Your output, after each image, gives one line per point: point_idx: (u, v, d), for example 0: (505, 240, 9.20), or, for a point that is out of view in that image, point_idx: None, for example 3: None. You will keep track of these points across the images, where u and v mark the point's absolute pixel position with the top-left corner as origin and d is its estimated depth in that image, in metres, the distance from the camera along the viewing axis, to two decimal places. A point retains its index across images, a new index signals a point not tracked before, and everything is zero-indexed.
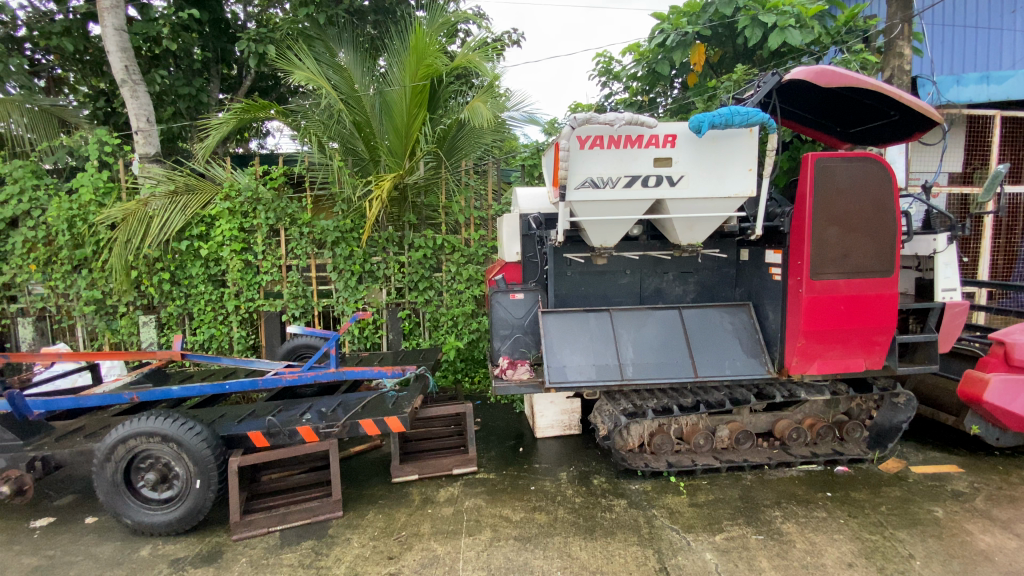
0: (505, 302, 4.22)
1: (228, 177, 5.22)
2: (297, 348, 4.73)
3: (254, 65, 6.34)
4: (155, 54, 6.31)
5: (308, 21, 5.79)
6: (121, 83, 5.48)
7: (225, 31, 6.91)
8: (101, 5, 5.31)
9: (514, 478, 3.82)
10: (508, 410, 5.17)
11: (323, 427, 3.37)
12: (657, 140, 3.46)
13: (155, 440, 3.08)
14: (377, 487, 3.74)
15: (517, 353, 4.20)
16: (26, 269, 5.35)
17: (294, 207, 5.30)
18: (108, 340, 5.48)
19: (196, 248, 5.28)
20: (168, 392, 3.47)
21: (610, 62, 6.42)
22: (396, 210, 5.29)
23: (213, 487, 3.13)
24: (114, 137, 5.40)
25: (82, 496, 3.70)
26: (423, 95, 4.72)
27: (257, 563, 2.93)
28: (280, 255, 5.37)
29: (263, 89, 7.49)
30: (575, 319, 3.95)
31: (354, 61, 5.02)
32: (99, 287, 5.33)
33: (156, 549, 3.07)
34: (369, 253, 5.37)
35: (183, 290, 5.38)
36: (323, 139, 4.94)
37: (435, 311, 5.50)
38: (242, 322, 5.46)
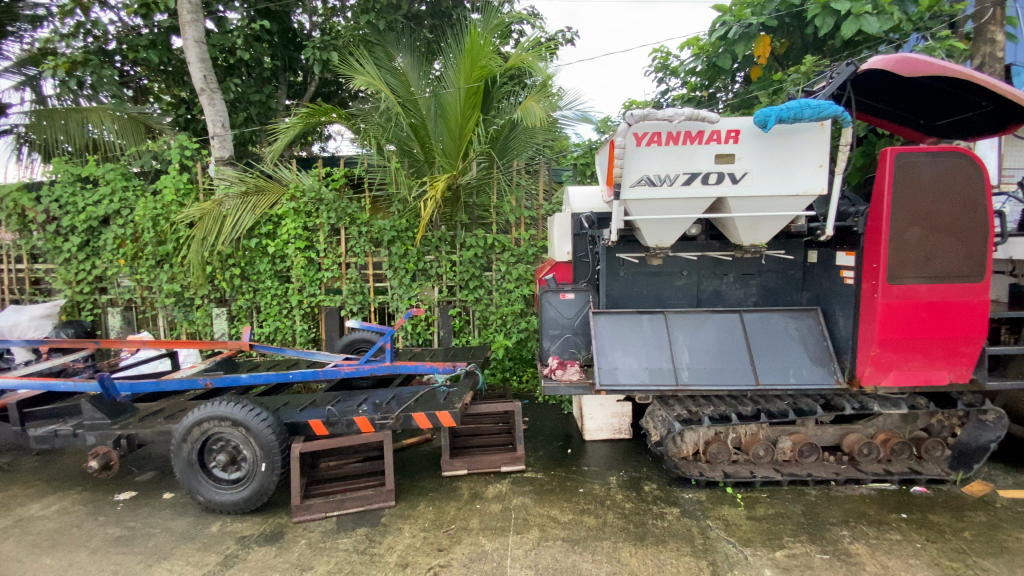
0: (555, 301, 4.19)
1: (294, 178, 5.50)
2: (354, 342, 4.95)
3: (319, 71, 6.66)
4: (230, 65, 6.76)
5: (369, 27, 6.06)
6: (200, 92, 5.90)
7: (293, 40, 7.29)
8: (184, 20, 5.74)
9: (562, 479, 3.79)
10: (556, 411, 5.13)
11: (378, 418, 3.48)
12: (718, 136, 3.33)
13: (226, 424, 3.28)
14: (427, 480, 3.81)
15: (567, 353, 4.14)
16: (116, 263, 5.86)
17: (353, 207, 5.51)
18: (185, 330, 5.90)
19: (264, 245, 5.60)
20: (237, 380, 3.69)
21: (667, 57, 6.23)
22: (449, 210, 5.38)
23: (276, 471, 3.30)
24: (193, 141, 5.84)
25: (160, 474, 4.01)
26: (477, 96, 4.79)
27: (316, 546, 3.06)
28: (340, 254, 5.60)
29: (325, 95, 7.84)
30: (628, 320, 3.87)
31: (411, 65, 5.15)
32: (178, 281, 5.76)
33: (225, 526, 3.27)
34: (423, 252, 5.51)
35: (251, 285, 5.70)
36: (381, 141, 5.09)
37: (484, 309, 5.55)
38: (304, 316, 5.72)
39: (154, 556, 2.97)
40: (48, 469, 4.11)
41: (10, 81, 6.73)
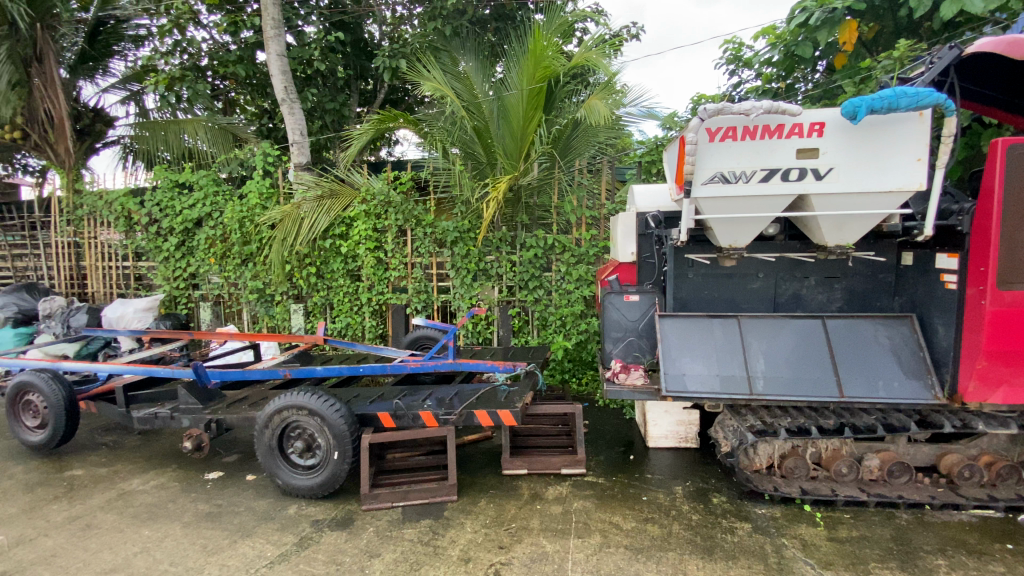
0: (618, 303, 4.10)
1: (365, 182, 5.76)
2: (419, 338, 5.12)
3: (388, 79, 6.93)
4: (308, 75, 7.19)
5: (435, 34, 6.25)
6: (281, 102, 6.31)
7: (364, 49, 7.64)
8: (268, 35, 6.17)
9: (624, 486, 3.70)
10: (617, 415, 5.02)
11: (442, 413, 3.57)
12: (800, 129, 3.15)
13: (304, 412, 3.49)
14: (488, 477, 3.85)
15: (631, 356, 4.04)
16: (207, 262, 6.40)
17: (419, 209, 5.70)
18: (267, 324, 6.34)
19: (337, 246, 5.91)
20: (313, 371, 3.92)
21: (739, 48, 5.94)
22: (510, 211, 5.41)
23: (348, 460, 3.46)
24: (275, 149, 6.26)
25: (244, 456, 4.32)
26: (540, 97, 4.79)
27: (383, 534, 3.18)
28: (406, 254, 5.81)
29: (393, 101, 8.16)
30: (697, 325, 3.72)
31: (475, 69, 5.24)
32: (260, 278, 6.20)
33: (300, 509, 3.48)
34: (484, 253, 5.58)
35: (325, 283, 6.03)
36: (446, 144, 5.21)
37: (544, 309, 5.53)
38: (373, 313, 5.98)
39: (238, 533, 3.20)
40: (148, 448, 4.54)
41: (117, 97, 7.55)
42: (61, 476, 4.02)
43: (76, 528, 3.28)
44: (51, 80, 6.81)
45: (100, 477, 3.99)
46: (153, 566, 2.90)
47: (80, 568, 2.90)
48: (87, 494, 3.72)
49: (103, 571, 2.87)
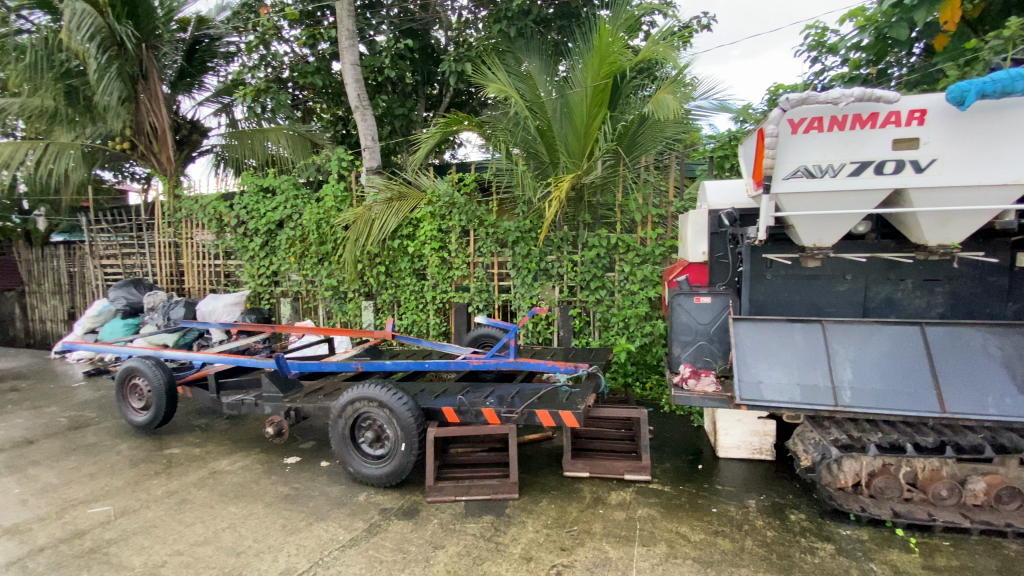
0: (688, 305, 3.86)
1: (431, 185, 5.95)
2: (480, 337, 5.20)
3: (454, 82, 7.10)
4: (379, 83, 7.51)
5: (500, 36, 6.33)
6: (354, 110, 6.63)
7: (431, 55, 7.86)
8: (343, 46, 6.49)
9: (692, 496, 3.55)
10: (683, 422, 4.83)
11: (504, 411, 3.60)
12: (897, 118, 2.89)
13: (374, 404, 3.64)
14: (549, 478, 3.84)
15: (700, 362, 3.83)
16: (287, 261, 6.85)
17: (482, 210, 5.79)
18: (339, 319, 6.70)
19: (404, 246, 6.13)
20: (383, 366, 4.10)
21: (823, 33, 5.53)
22: (572, 210, 5.36)
23: (414, 452, 3.58)
24: (349, 155, 6.61)
25: (318, 444, 4.58)
26: (604, 93, 4.71)
27: (447, 526, 3.25)
28: (469, 254, 5.91)
29: (458, 104, 8.34)
30: (775, 329, 3.49)
31: (539, 68, 5.26)
32: (334, 277, 6.55)
33: (370, 497, 3.64)
34: (545, 252, 5.55)
35: (393, 281, 6.27)
36: (509, 144, 5.24)
37: (606, 310, 5.42)
38: (437, 311, 6.14)
39: (314, 516, 3.40)
40: (235, 431, 4.93)
41: (211, 109, 8.26)
42: (162, 453, 4.45)
43: (175, 502, 3.62)
44: (155, 95, 7.53)
45: (194, 456, 4.38)
46: (239, 541, 3.14)
47: (177, 538, 3.19)
48: (183, 471, 4.09)
49: (196, 542, 3.14)
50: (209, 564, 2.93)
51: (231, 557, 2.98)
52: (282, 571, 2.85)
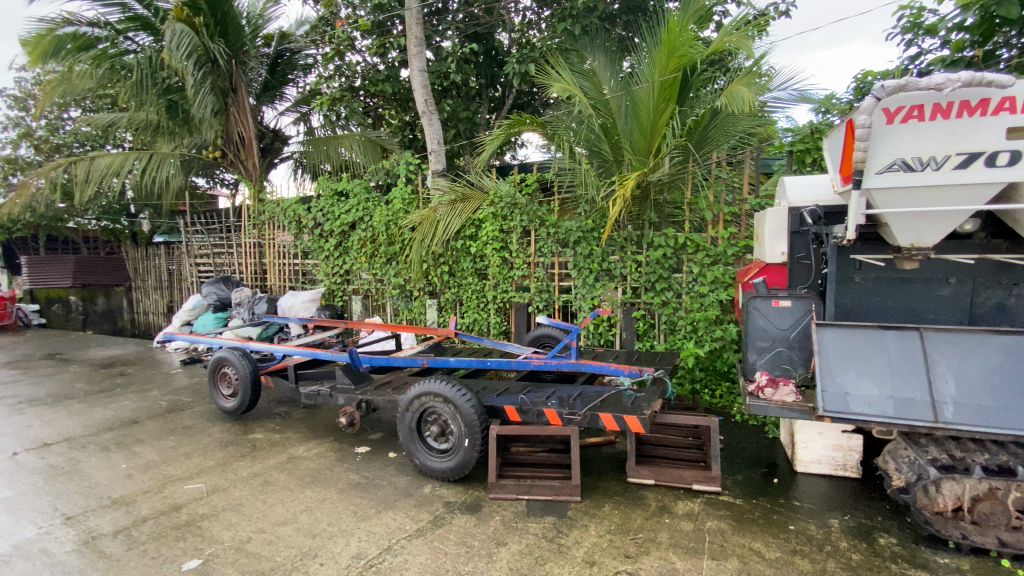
0: (766, 309, 3.65)
1: (493, 186, 6.01)
2: (541, 337, 5.20)
3: (517, 83, 7.14)
4: (444, 87, 7.71)
5: (565, 34, 6.30)
6: (422, 114, 6.84)
7: (495, 57, 7.96)
8: (411, 53, 6.70)
9: (766, 511, 3.36)
10: (756, 432, 4.58)
11: (566, 412, 3.56)
12: (1014, 103, 2.58)
13: (440, 399, 3.73)
14: (612, 483, 3.76)
15: (778, 369, 3.61)
16: (358, 260, 7.20)
17: (543, 210, 5.77)
18: (405, 317, 6.94)
19: (467, 246, 6.25)
20: (447, 362, 4.20)
21: (920, 13, 5.04)
22: (637, 209, 5.22)
23: (477, 448, 3.63)
24: (415, 159, 6.82)
25: (386, 435, 4.77)
26: (673, 87, 4.57)
27: (509, 524, 3.28)
28: (530, 254, 5.92)
29: (520, 106, 8.40)
30: (863, 337, 3.23)
31: (604, 65, 5.16)
32: (401, 276, 6.80)
33: (434, 490, 3.74)
34: (607, 252, 5.45)
35: (456, 280, 6.41)
36: (572, 143, 5.18)
37: (673, 313, 5.23)
38: (498, 310, 6.21)
39: (382, 505, 3.54)
40: (310, 420, 5.24)
41: (290, 118, 8.84)
42: (247, 437, 4.81)
43: (258, 483, 3.90)
44: (243, 106, 8.14)
45: (275, 442, 4.70)
46: (314, 524, 3.33)
47: (261, 516, 3.43)
48: (265, 455, 4.40)
49: (276, 523, 3.36)
50: (288, 543, 3.12)
51: (308, 539, 3.17)
52: (353, 555, 2.99)
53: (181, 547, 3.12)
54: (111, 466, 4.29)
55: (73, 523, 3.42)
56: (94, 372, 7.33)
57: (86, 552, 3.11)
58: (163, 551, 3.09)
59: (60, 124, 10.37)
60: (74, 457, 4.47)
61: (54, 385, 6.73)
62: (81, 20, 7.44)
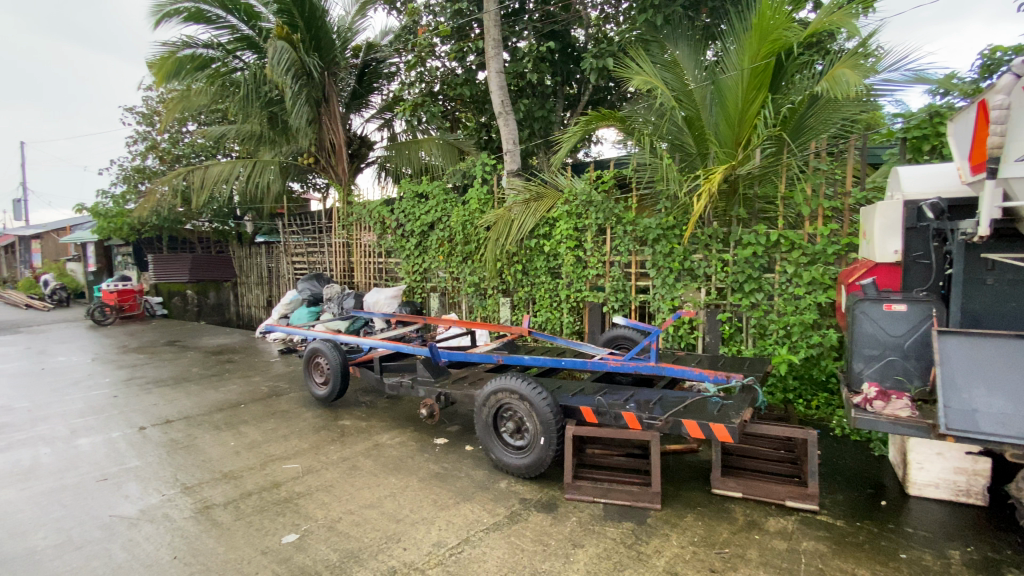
0: (875, 314, 3.29)
1: (568, 184, 5.95)
2: (617, 337, 5.08)
3: (594, 79, 7.02)
4: (520, 87, 7.76)
5: (645, 26, 6.11)
6: (498, 115, 6.93)
7: (571, 54, 7.91)
8: (490, 55, 6.80)
9: (872, 535, 3.04)
10: (858, 448, 4.17)
11: (646, 417, 3.43)
12: None
13: (515, 396, 3.76)
14: (694, 493, 3.59)
15: (889, 381, 3.25)
16: (436, 259, 7.46)
17: (620, 207, 5.61)
18: (480, 314, 7.08)
19: (541, 245, 6.24)
20: (523, 360, 4.24)
21: None
22: (724, 204, 4.99)
23: (553, 447, 3.61)
24: (491, 159, 6.92)
25: (463, 429, 4.89)
26: (764, 74, 4.29)
27: (586, 526, 3.23)
28: (605, 252, 5.81)
29: (597, 101, 8.29)
30: (995, 347, 2.84)
31: (688, 54, 4.93)
32: (476, 275, 6.95)
33: (510, 485, 3.78)
34: (690, 251, 5.20)
35: (530, 279, 6.43)
36: (654, 139, 5.00)
37: (763, 316, 4.90)
38: (571, 309, 6.15)
39: (460, 496, 3.64)
40: (392, 410, 5.50)
41: (375, 125, 9.35)
42: (336, 424, 5.15)
43: (346, 467, 4.16)
44: (334, 115, 8.71)
45: (361, 429, 4.98)
46: (397, 510, 3.49)
47: (349, 499, 3.65)
48: (352, 441, 4.68)
49: (363, 506, 3.56)
50: (374, 526, 3.29)
51: (392, 523, 3.32)
52: (434, 543, 3.09)
53: (281, 522, 3.40)
54: (221, 443, 4.77)
55: (192, 493, 3.84)
56: (206, 358, 8.18)
57: (202, 519, 3.47)
58: (266, 523, 3.38)
59: (180, 137, 11.69)
60: (191, 433, 5.02)
61: (174, 368, 7.60)
62: (198, 43, 8.30)
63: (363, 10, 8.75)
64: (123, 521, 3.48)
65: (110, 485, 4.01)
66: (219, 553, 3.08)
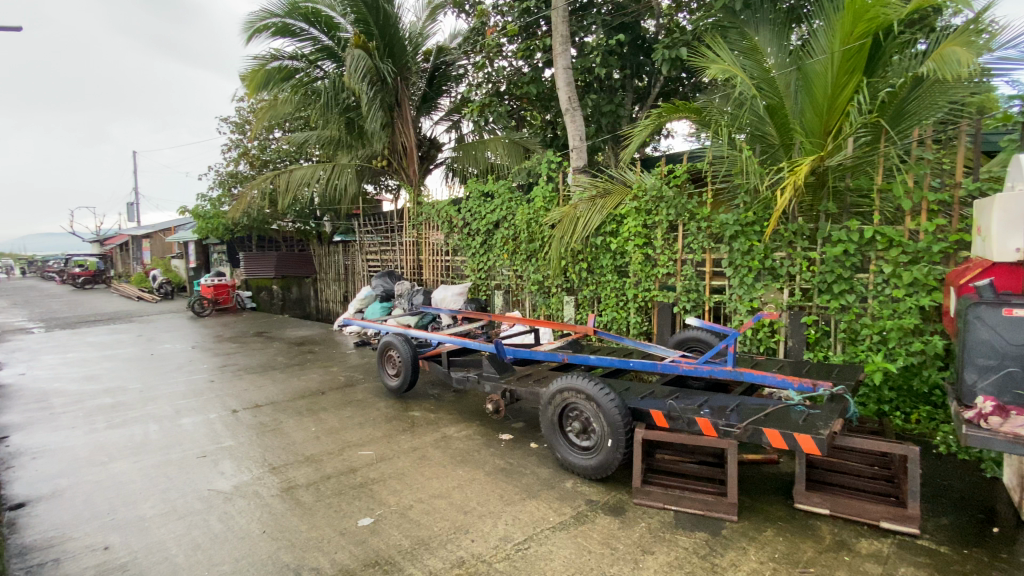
0: (992, 319, 2.91)
1: (637, 179, 5.77)
2: (688, 340, 4.89)
3: (666, 70, 6.77)
4: (588, 83, 7.65)
5: (723, 11, 5.80)
6: (566, 112, 6.85)
7: (641, 46, 7.69)
8: (557, 51, 6.74)
9: (988, 567, 2.71)
10: (968, 469, 3.74)
11: (722, 424, 3.27)
12: None
13: (581, 396, 3.71)
14: (774, 506, 3.39)
15: (1009, 395, 2.89)
16: (501, 257, 7.54)
17: (694, 203, 5.38)
18: (544, 312, 7.07)
19: (608, 243, 6.12)
20: (588, 360, 4.19)
21: None
22: (810, 198, 4.66)
23: (621, 450, 3.53)
24: (557, 157, 6.87)
25: (528, 426, 4.92)
26: (859, 56, 3.97)
27: (656, 532, 3.14)
28: (677, 250, 5.59)
29: (667, 94, 8.08)
30: None
31: (771, 38, 4.63)
32: (540, 273, 6.94)
33: (576, 485, 3.75)
34: (771, 248, 4.89)
35: (596, 277, 6.33)
36: (732, 130, 4.74)
37: (854, 320, 4.52)
38: (639, 309, 5.99)
39: (526, 493, 3.65)
40: (459, 404, 5.63)
41: (444, 126, 9.61)
42: (407, 415, 5.35)
43: (416, 457, 4.31)
44: (405, 118, 9.09)
45: (429, 421, 5.14)
46: (465, 502, 3.57)
47: (419, 488, 3.78)
48: (422, 432, 4.85)
49: (432, 495, 3.68)
50: (443, 516, 3.39)
51: (460, 514, 3.40)
52: (501, 537, 3.13)
53: (356, 505, 3.59)
54: (303, 428, 5.11)
55: (278, 473, 4.14)
56: (289, 348, 8.81)
57: (287, 498, 3.74)
58: (344, 506, 3.58)
59: (267, 144, 12.63)
60: (277, 418, 5.42)
61: (262, 357, 8.25)
62: (285, 55, 8.92)
63: (434, 15, 9.00)
64: (219, 495, 3.82)
65: (208, 462, 4.42)
66: (302, 531, 3.30)
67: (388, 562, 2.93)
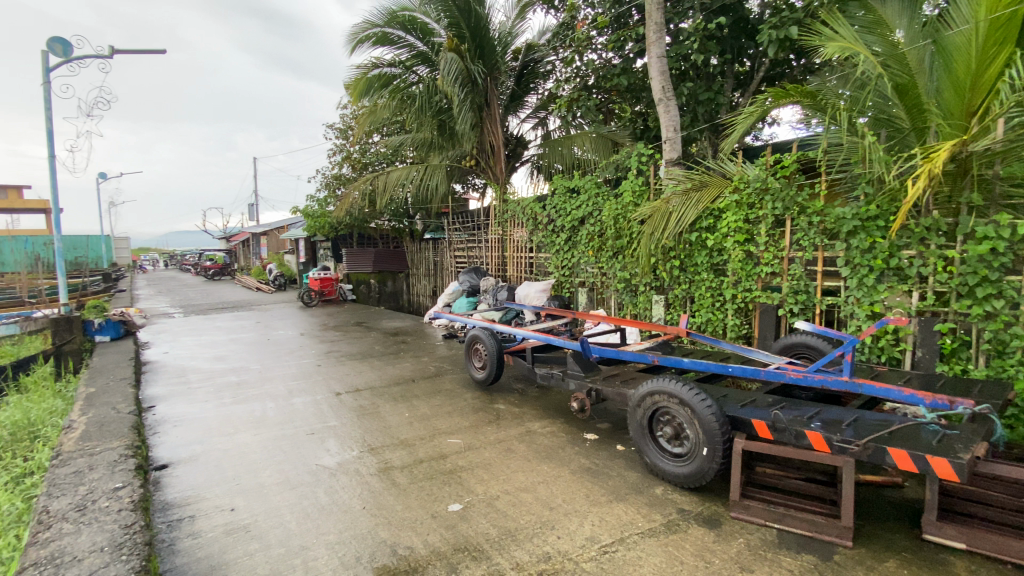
0: None
1: (739, 170, 5.42)
2: (795, 346, 4.47)
3: (773, 52, 6.24)
4: (683, 71, 7.28)
5: None
6: (659, 102, 6.56)
7: (744, 28, 7.15)
8: (650, 40, 6.46)
9: None
10: None
11: (837, 439, 2.95)
12: None
13: (673, 401, 3.56)
14: (897, 534, 3.02)
15: None
16: (587, 254, 7.44)
17: (804, 195, 4.95)
18: (631, 311, 6.89)
19: (703, 239, 5.78)
20: (681, 362, 4.01)
21: None
22: (947, 189, 4.09)
23: (717, 459, 3.34)
24: (648, 149, 6.59)
25: (614, 427, 4.83)
26: (1014, 22, 3.38)
27: (755, 550, 2.94)
28: (783, 247, 5.18)
29: (773, 77, 7.50)
30: None
31: (903, 8, 4.12)
32: (628, 270, 6.76)
33: (666, 492, 3.61)
34: (898, 246, 4.35)
35: (689, 276, 6.02)
36: (852, 114, 4.27)
37: (1004, 329, 3.86)
38: (737, 310, 5.62)
39: (613, 495, 3.59)
40: (544, 400, 5.67)
41: (531, 123, 9.65)
42: (493, 407, 5.49)
43: (502, 449, 4.41)
44: (494, 117, 9.29)
45: (515, 415, 5.23)
46: (550, 498, 3.58)
47: (505, 480, 3.87)
48: (507, 425, 4.95)
49: (518, 488, 3.74)
50: (529, 510, 3.44)
51: (546, 510, 3.43)
52: (588, 537, 3.11)
53: (446, 490, 3.76)
54: (398, 413, 5.43)
55: (376, 454, 4.45)
56: (385, 338, 9.41)
57: (384, 478, 4.00)
58: (435, 490, 3.76)
59: (367, 147, 13.51)
60: (374, 402, 5.81)
61: (361, 346, 8.89)
62: (383, 62, 9.43)
63: (523, 13, 9.04)
64: (325, 471, 4.18)
65: (316, 439, 4.86)
66: (397, 510, 3.52)
67: (476, 549, 3.04)
